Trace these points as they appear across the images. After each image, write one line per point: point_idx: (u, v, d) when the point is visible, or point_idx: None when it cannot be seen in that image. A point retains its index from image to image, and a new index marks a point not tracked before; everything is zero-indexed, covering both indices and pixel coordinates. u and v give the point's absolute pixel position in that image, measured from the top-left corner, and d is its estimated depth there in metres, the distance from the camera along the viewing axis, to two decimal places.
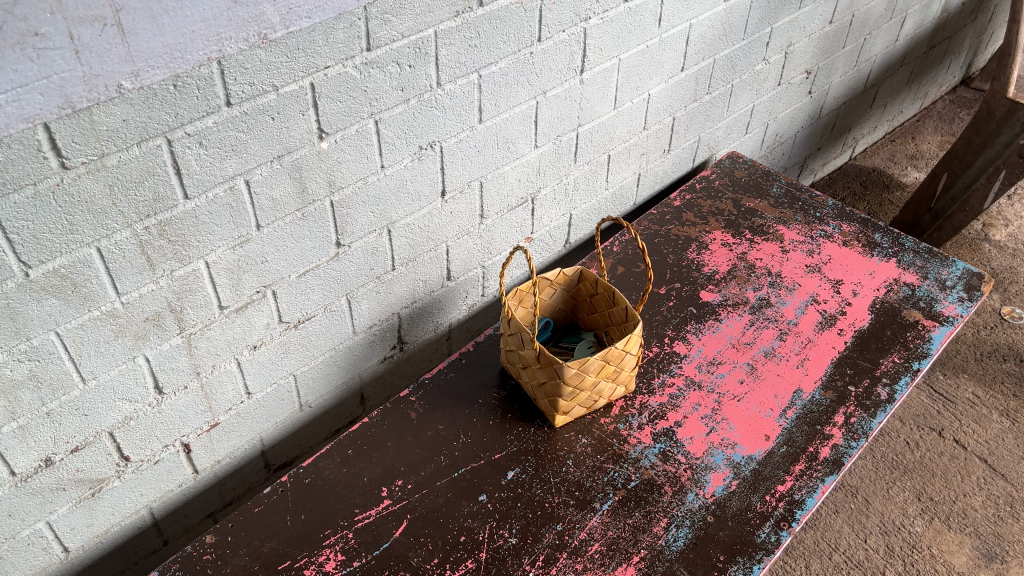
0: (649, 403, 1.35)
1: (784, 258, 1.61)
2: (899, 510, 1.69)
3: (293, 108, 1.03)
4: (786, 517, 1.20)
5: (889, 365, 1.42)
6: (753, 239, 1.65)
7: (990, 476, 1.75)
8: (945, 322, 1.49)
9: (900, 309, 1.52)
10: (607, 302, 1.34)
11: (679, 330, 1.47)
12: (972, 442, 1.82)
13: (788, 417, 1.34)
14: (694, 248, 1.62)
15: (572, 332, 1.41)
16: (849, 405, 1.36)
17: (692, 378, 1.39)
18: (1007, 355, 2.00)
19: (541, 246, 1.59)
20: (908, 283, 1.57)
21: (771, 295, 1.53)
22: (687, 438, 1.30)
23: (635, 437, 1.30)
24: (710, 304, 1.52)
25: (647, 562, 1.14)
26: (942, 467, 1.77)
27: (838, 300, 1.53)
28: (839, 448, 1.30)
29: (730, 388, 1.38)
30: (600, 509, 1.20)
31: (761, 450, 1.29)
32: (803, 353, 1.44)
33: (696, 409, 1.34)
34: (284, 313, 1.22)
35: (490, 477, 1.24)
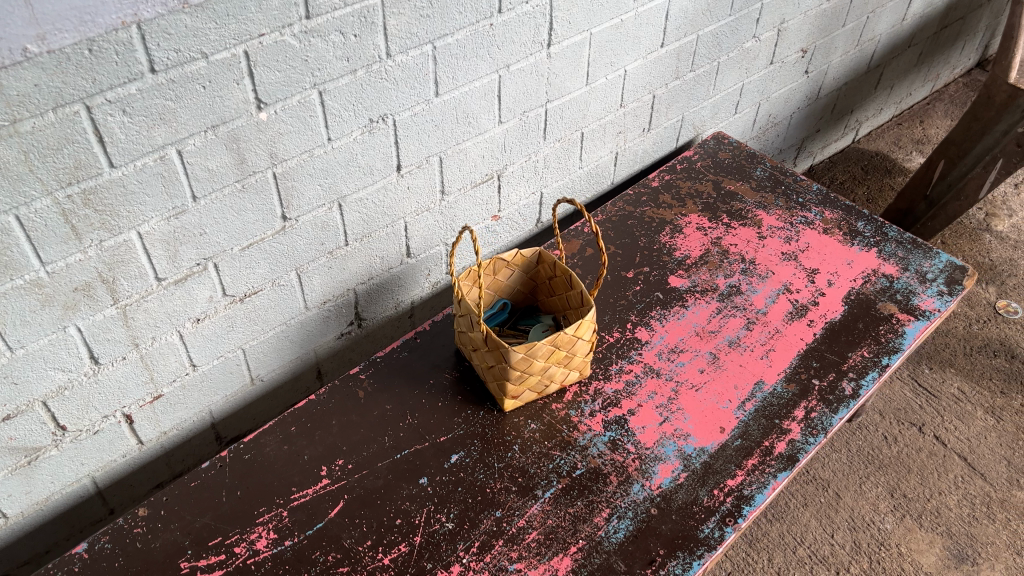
0: (604, 390, 1.32)
1: (759, 245, 1.56)
2: (870, 505, 1.65)
3: (226, 77, 1.00)
4: (732, 513, 1.17)
5: (857, 360, 1.37)
6: (730, 223, 1.60)
7: (969, 474, 1.71)
8: (921, 317, 1.44)
9: (875, 301, 1.47)
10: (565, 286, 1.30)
11: (642, 316, 1.43)
12: (953, 439, 1.77)
13: (747, 410, 1.30)
14: (668, 232, 1.58)
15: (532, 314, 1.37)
16: (811, 399, 1.32)
17: (651, 366, 1.35)
18: (998, 351, 1.93)
19: (509, 225, 1.55)
20: (886, 274, 1.51)
21: (742, 283, 1.49)
22: (639, 428, 1.27)
23: (586, 424, 1.26)
24: (678, 290, 1.47)
25: (584, 553, 1.12)
26: (919, 464, 1.73)
27: (812, 290, 1.48)
28: (795, 443, 1.26)
29: (690, 377, 1.34)
30: (542, 497, 1.18)
31: (714, 443, 1.26)
32: (769, 344, 1.39)
33: (652, 397, 1.31)
34: (228, 286, 1.20)
35: (433, 460, 1.21)
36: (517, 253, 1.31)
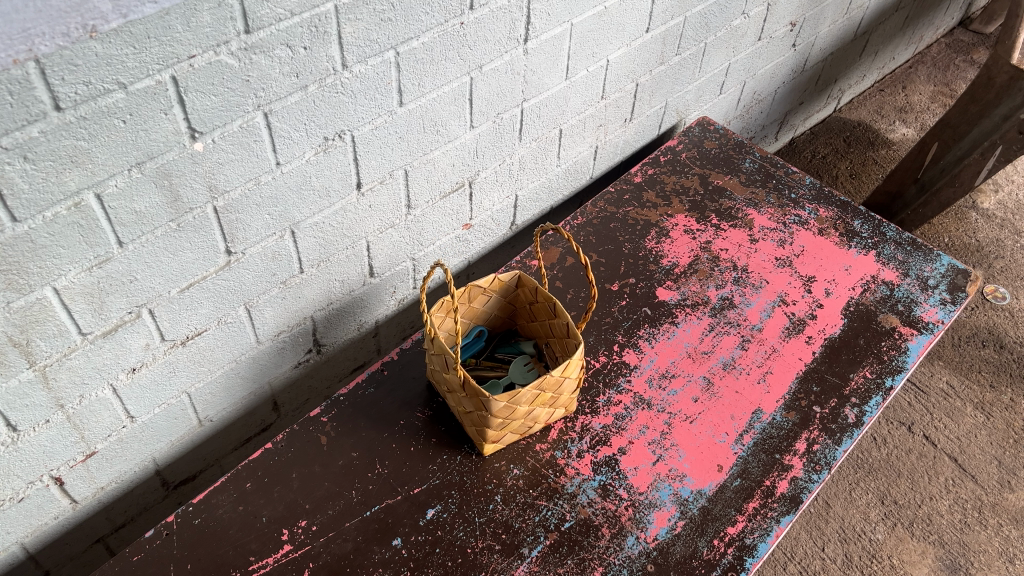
0: (592, 425, 1.21)
1: (752, 249, 1.44)
2: (861, 515, 1.59)
3: (151, 107, 0.84)
4: (734, 567, 1.08)
5: (860, 382, 1.28)
6: (720, 224, 1.48)
7: (959, 477, 1.65)
8: (925, 330, 1.34)
9: (875, 313, 1.37)
10: (549, 314, 1.17)
11: (630, 336, 1.31)
12: (943, 438, 1.71)
13: (745, 443, 1.20)
14: (654, 236, 1.45)
15: (512, 341, 1.25)
16: (813, 429, 1.23)
17: (641, 396, 1.24)
18: (986, 341, 1.87)
19: (481, 232, 1.41)
20: (886, 281, 1.41)
21: (735, 295, 1.38)
22: (631, 469, 1.16)
23: (573, 467, 1.16)
24: (666, 304, 1.36)
25: None
26: (909, 467, 1.66)
27: (809, 302, 1.38)
28: (798, 482, 1.17)
29: (683, 407, 1.23)
30: (529, 556, 1.07)
31: (712, 484, 1.16)
32: (765, 365, 1.29)
33: (643, 433, 1.20)
34: (167, 331, 1.05)
35: (407, 517, 1.10)
36: (494, 279, 1.17)
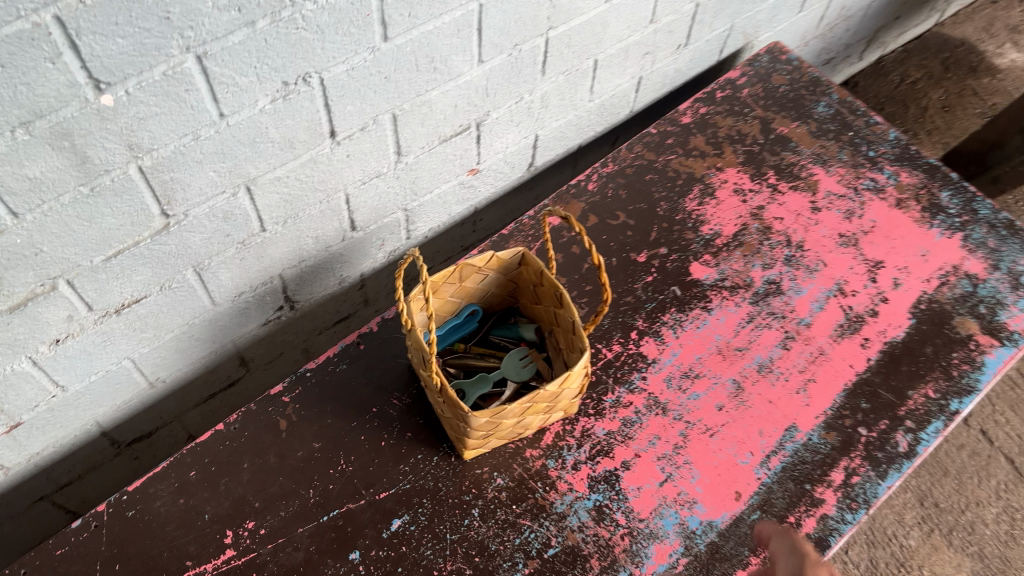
0: (594, 431, 1.04)
1: (812, 221, 1.21)
2: (894, 516, 1.43)
3: (31, 55, 0.64)
4: None
5: (919, 402, 1.07)
6: (777, 185, 1.24)
7: (1012, 481, 1.46)
8: (1008, 342, 1.11)
9: (950, 316, 1.14)
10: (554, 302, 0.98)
11: (652, 322, 1.12)
12: (1002, 435, 1.51)
13: (772, 466, 1.02)
14: (696, 195, 1.23)
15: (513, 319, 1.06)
16: (855, 455, 1.03)
17: (656, 398, 1.06)
18: None
19: (491, 176, 1.19)
20: (969, 275, 1.18)
21: (784, 278, 1.16)
22: (633, 489, 1.00)
23: (566, 482, 1.00)
24: (700, 285, 1.15)
25: None
26: (958, 466, 1.48)
27: (871, 294, 1.16)
28: (828, 521, 0.98)
29: (704, 417, 1.05)
30: None
31: (727, 515, 0.98)
32: (809, 370, 1.09)
33: (653, 445, 1.03)
34: (94, 300, 0.89)
35: (369, 526, 0.96)
36: (495, 256, 0.97)
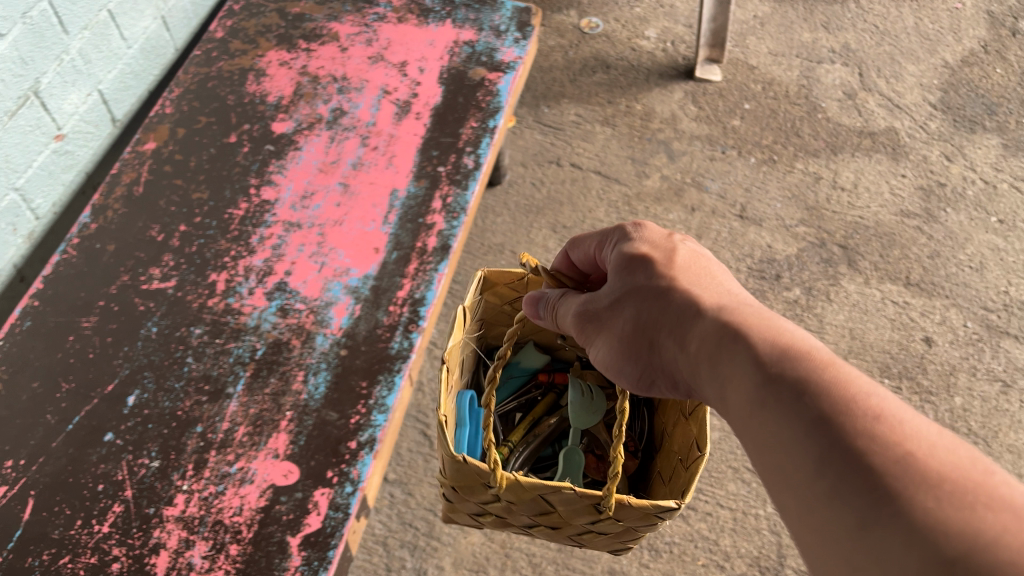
0: (254, 264, 1.29)
1: (345, 58, 1.53)
2: (542, 248, 1.82)
3: None
4: (413, 319, 1.24)
5: (469, 133, 1.44)
6: (309, 46, 1.55)
7: (606, 185, 1.91)
8: (508, 70, 1.52)
9: (465, 72, 1.52)
10: (522, 286, 1.26)
11: (263, 177, 1.38)
12: (585, 160, 1.95)
13: (392, 222, 1.33)
14: (252, 80, 1.50)
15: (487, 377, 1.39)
16: (443, 185, 1.38)
17: (289, 222, 1.33)
18: (595, 68, 2.10)
19: (79, 138, 1.44)
20: (466, 41, 1.56)
21: (343, 103, 1.47)
22: (301, 284, 1.27)
23: (250, 305, 1.24)
24: (286, 135, 1.43)
25: (296, 422, 1.14)
26: (566, 195, 1.90)
27: (408, 84, 1.50)
28: (414, 295, 1.26)
29: (329, 216, 1.34)
30: (236, 392, 1.16)
31: (374, 265, 1.29)
32: (388, 152, 1.42)
33: (302, 250, 1.30)
34: None
35: (111, 412, 1.14)
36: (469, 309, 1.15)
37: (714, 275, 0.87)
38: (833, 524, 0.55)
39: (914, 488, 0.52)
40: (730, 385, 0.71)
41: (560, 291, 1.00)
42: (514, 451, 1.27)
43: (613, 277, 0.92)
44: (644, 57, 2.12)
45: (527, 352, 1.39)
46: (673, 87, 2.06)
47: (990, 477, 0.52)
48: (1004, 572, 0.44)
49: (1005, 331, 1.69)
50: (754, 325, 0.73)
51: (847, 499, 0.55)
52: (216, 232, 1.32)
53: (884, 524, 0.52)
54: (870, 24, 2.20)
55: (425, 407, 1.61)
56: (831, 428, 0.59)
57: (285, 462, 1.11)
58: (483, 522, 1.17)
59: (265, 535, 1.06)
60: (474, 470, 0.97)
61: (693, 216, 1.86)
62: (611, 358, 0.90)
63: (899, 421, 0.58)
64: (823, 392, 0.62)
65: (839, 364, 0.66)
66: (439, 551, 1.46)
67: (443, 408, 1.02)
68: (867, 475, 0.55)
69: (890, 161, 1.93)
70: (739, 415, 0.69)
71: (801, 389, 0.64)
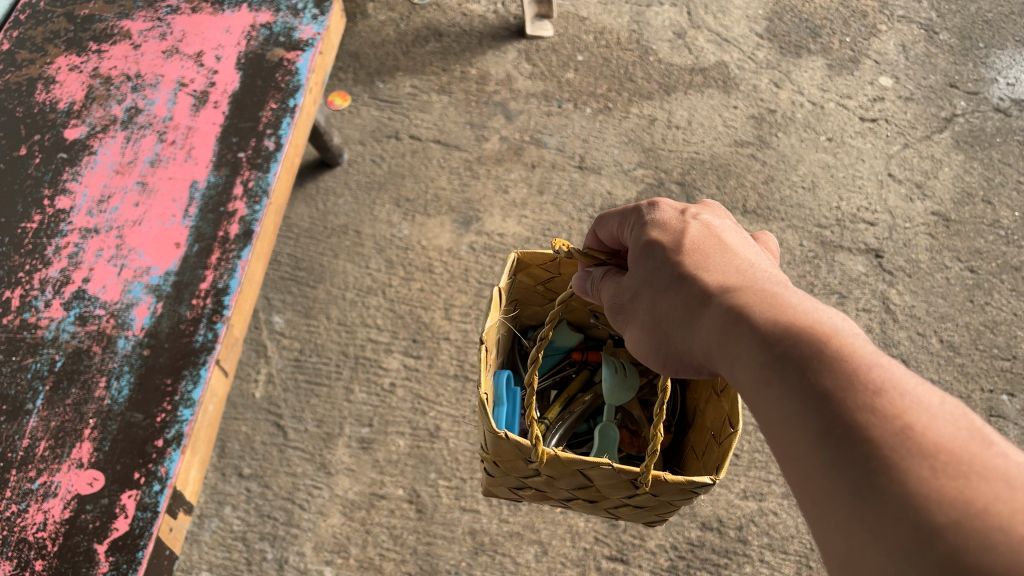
0: (50, 275, 1.25)
1: (138, 55, 1.49)
2: (386, 223, 1.81)
3: None
4: (216, 309, 1.22)
5: (269, 115, 1.42)
6: (100, 48, 1.50)
7: (447, 152, 1.91)
8: (306, 47, 1.50)
9: (264, 54, 1.49)
10: (557, 267, 1.23)
11: (57, 186, 1.34)
12: (424, 131, 1.94)
13: (192, 214, 1.31)
14: (41, 88, 1.45)
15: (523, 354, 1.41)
16: (243, 171, 1.35)
17: (87, 228, 1.30)
18: (428, 37, 2.09)
19: None
20: (263, 24, 1.53)
21: (138, 101, 1.44)
22: (100, 289, 1.23)
23: (46, 318, 1.21)
24: (79, 141, 1.39)
25: (100, 429, 1.12)
26: (407, 167, 1.89)
27: (204, 74, 1.47)
28: (217, 285, 1.24)
29: (128, 217, 1.31)
30: (35, 408, 1.13)
31: (176, 261, 1.26)
32: (187, 144, 1.38)
33: (101, 255, 1.27)
34: None
35: None
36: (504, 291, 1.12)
37: (725, 258, 0.90)
38: (833, 492, 0.57)
39: (911, 457, 0.53)
40: (738, 367, 0.73)
41: (601, 271, 1.03)
42: (552, 427, 1.28)
43: (635, 265, 0.95)
44: (475, 21, 2.11)
45: (561, 332, 1.40)
46: (506, 47, 2.06)
47: (987, 450, 0.53)
48: (994, 539, 0.46)
49: (839, 245, 1.74)
50: (759, 307, 0.75)
51: (844, 470, 0.56)
52: (9, 248, 1.28)
53: (879, 494, 0.53)
54: None
55: (277, 398, 1.60)
56: (832, 404, 0.60)
57: (90, 470, 1.09)
58: (521, 494, 1.18)
59: (71, 546, 1.04)
60: (514, 446, 0.96)
61: (534, 173, 1.87)
62: (637, 344, 0.93)
63: (902, 392, 0.59)
64: (827, 362, 0.63)
65: (843, 334, 0.67)
66: (299, 538, 1.46)
67: (484, 386, 1.01)
68: (864, 445, 0.56)
69: (721, 94, 1.96)
70: (749, 394, 0.71)
71: (803, 363, 0.65)
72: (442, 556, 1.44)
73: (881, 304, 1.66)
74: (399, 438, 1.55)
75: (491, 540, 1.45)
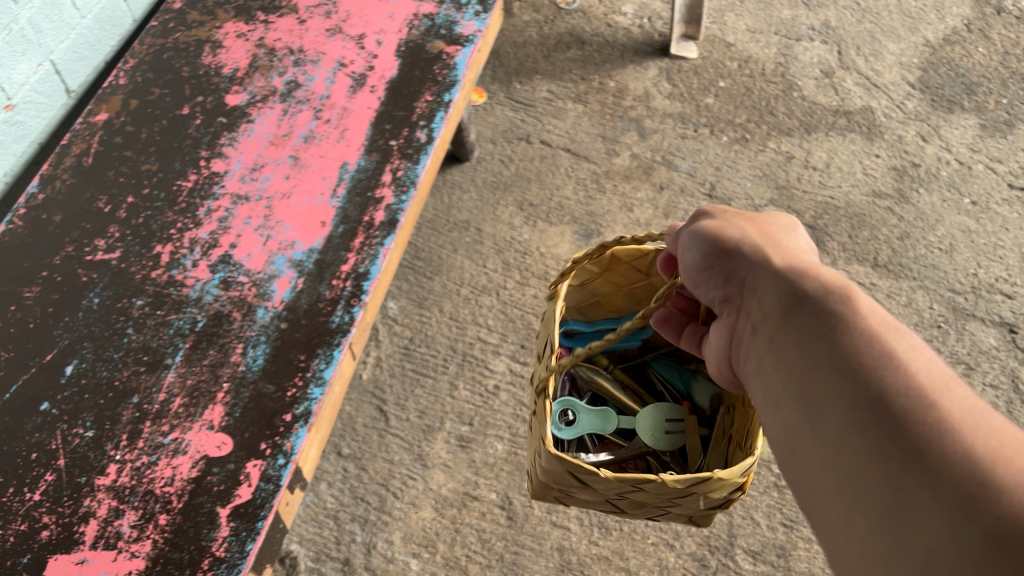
0: (199, 236, 1.28)
1: (302, 30, 1.52)
2: (507, 225, 1.81)
3: None
4: (355, 293, 1.23)
5: (423, 107, 1.43)
6: (267, 18, 1.54)
7: (575, 162, 1.90)
8: (467, 43, 1.50)
9: (424, 45, 1.50)
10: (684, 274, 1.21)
11: (214, 149, 1.38)
12: (555, 137, 1.93)
13: (339, 196, 1.32)
14: (208, 51, 1.49)
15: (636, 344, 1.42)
16: (393, 160, 1.37)
17: (238, 194, 1.32)
18: (570, 44, 2.08)
19: (31, 107, 1.59)
20: (426, 14, 1.54)
21: (298, 76, 1.46)
22: (245, 256, 1.26)
23: (192, 277, 1.24)
24: (239, 108, 1.42)
25: (232, 394, 1.14)
26: (535, 172, 1.89)
27: (364, 57, 1.49)
28: (358, 269, 1.25)
29: (278, 188, 1.33)
30: (173, 364, 1.16)
31: (320, 239, 1.28)
32: (341, 125, 1.40)
33: (249, 223, 1.29)
34: None
35: (48, 381, 1.14)
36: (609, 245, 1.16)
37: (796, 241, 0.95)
38: (882, 464, 0.63)
39: (971, 437, 0.60)
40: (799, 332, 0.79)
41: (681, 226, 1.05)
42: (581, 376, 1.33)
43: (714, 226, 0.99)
44: (620, 33, 2.10)
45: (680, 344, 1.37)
46: (648, 64, 2.04)
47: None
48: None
49: (972, 314, 1.67)
50: (815, 284, 0.81)
51: (902, 436, 0.63)
52: (164, 204, 1.31)
53: (938, 464, 0.60)
54: (852, 2, 2.17)
55: (383, 382, 1.62)
56: (893, 379, 0.67)
57: (219, 433, 1.11)
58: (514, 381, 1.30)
59: (195, 506, 1.06)
60: None
61: (662, 195, 1.84)
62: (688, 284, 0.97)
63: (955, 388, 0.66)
64: (887, 346, 0.71)
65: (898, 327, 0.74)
66: (389, 526, 1.47)
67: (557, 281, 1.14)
68: (925, 423, 0.63)
69: (864, 140, 1.91)
70: (805, 357, 0.76)
71: (859, 344, 0.72)
72: (528, 568, 1.43)
73: (1010, 382, 1.59)
74: (498, 442, 1.55)
75: (578, 560, 1.44)
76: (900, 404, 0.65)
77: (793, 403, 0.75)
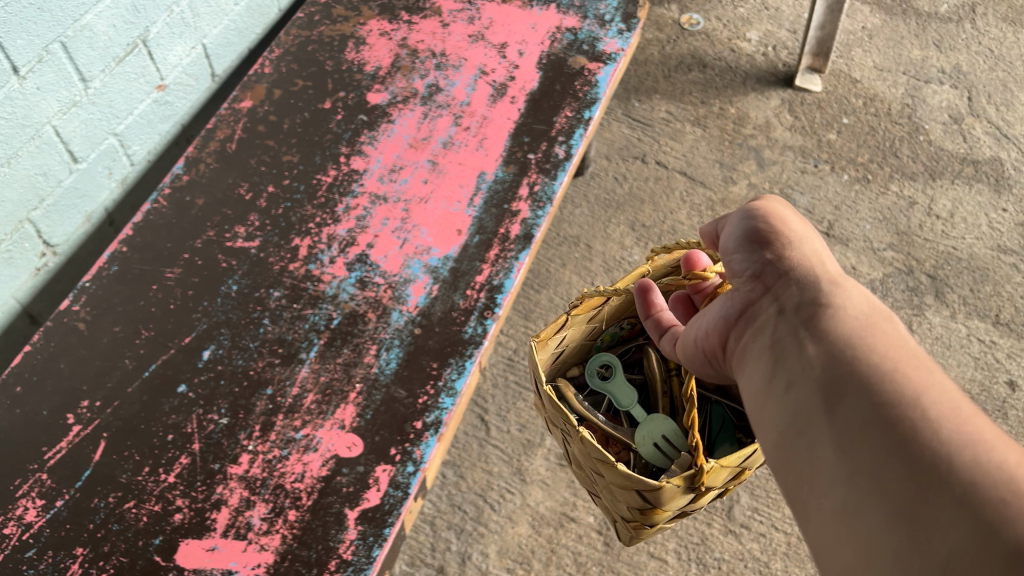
0: (337, 233, 1.29)
1: (445, 34, 1.52)
2: (618, 245, 1.79)
3: None
4: (489, 305, 1.22)
5: (563, 122, 1.42)
6: (411, 19, 1.54)
7: (690, 186, 1.87)
8: (609, 61, 1.49)
9: (566, 59, 1.49)
10: None
11: (354, 147, 1.38)
12: (671, 159, 1.91)
13: (476, 205, 1.32)
14: (352, 47, 1.50)
15: None
16: (531, 173, 1.36)
17: (376, 194, 1.33)
18: (691, 66, 2.06)
19: (178, 87, 1.71)
20: (568, 28, 1.53)
21: (440, 80, 1.46)
22: (381, 258, 1.26)
23: (329, 274, 1.24)
24: (380, 107, 1.43)
25: (364, 396, 1.14)
26: (649, 193, 1.86)
27: (505, 66, 1.48)
28: (492, 282, 1.25)
29: (415, 192, 1.33)
30: (307, 359, 1.17)
31: (456, 247, 1.28)
32: (480, 133, 1.40)
33: (386, 224, 1.29)
34: None
35: (185, 364, 1.16)
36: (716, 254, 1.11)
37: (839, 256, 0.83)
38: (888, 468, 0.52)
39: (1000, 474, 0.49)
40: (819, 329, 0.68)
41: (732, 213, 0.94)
42: None
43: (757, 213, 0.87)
44: (743, 59, 2.07)
45: None
46: (770, 93, 2.01)
47: None
48: None
49: None
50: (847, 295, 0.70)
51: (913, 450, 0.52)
52: (303, 197, 1.32)
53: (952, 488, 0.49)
54: (985, 47, 2.11)
55: (485, 392, 1.61)
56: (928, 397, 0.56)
57: (350, 434, 1.11)
58: None
59: (324, 505, 1.06)
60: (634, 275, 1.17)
61: None
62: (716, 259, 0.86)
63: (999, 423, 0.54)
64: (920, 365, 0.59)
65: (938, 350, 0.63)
66: (485, 538, 1.45)
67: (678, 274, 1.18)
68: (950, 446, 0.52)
69: (992, 192, 1.85)
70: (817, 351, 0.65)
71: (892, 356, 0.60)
72: None
73: None
74: None
75: None
76: (934, 413, 0.54)
77: (800, 399, 0.64)
